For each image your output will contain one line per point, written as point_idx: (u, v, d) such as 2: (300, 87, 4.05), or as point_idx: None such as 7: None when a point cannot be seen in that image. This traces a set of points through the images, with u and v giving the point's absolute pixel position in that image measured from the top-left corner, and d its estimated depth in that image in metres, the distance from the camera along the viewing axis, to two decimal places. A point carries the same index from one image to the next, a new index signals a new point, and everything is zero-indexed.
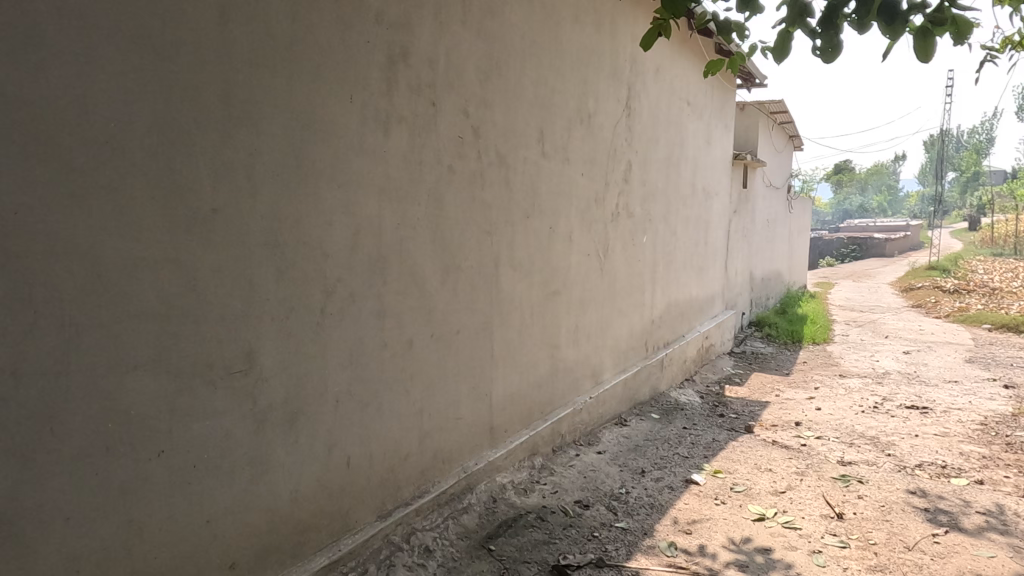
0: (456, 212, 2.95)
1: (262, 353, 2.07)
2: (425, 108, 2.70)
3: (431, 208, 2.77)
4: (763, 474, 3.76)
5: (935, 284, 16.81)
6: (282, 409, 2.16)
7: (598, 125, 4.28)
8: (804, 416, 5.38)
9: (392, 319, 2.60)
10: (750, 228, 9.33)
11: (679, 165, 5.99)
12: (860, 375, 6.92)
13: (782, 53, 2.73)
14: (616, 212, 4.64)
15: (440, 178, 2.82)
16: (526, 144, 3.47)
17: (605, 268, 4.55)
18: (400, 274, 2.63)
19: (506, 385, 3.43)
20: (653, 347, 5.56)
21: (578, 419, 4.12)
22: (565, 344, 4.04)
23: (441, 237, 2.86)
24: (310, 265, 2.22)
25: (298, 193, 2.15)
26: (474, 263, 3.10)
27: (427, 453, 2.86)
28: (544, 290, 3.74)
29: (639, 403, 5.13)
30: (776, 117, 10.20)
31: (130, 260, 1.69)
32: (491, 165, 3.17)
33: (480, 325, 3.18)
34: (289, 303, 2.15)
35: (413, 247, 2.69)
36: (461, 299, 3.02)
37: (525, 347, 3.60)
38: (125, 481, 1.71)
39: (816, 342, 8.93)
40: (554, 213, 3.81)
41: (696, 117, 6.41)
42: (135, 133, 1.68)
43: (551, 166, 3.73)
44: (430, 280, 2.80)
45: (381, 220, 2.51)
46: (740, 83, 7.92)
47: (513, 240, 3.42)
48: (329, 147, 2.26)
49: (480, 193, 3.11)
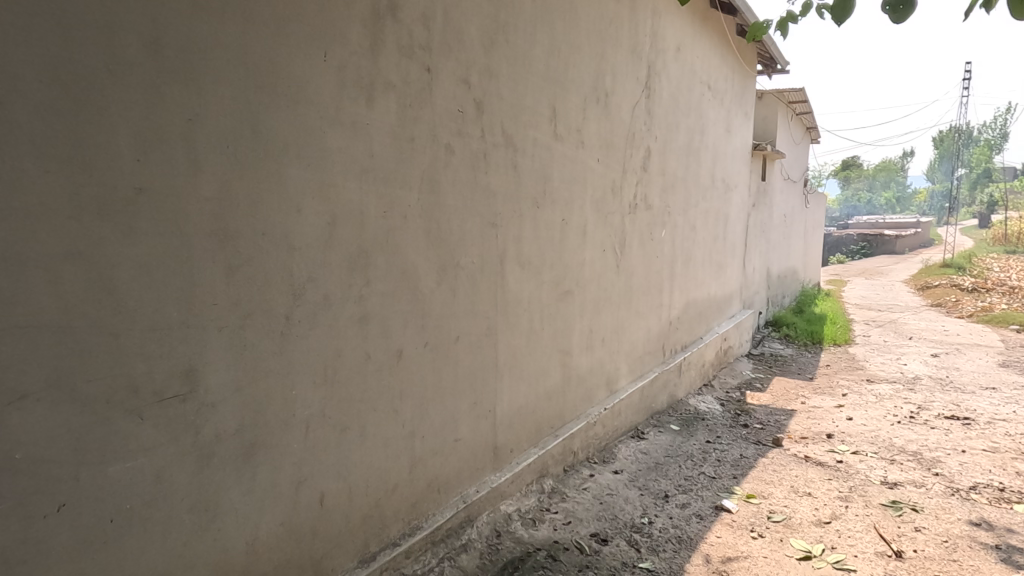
0: (457, 200, 2.52)
1: (208, 371, 1.65)
2: (418, 75, 2.27)
3: (425, 193, 2.34)
4: (802, 499, 3.33)
5: (952, 283, 16.29)
6: (235, 441, 1.73)
7: (616, 106, 3.84)
8: (836, 427, 4.94)
9: (378, 325, 2.18)
10: (767, 223, 8.88)
11: (699, 154, 5.54)
12: (889, 381, 6.47)
13: (843, 13, 2.29)
14: (633, 204, 4.20)
15: (437, 158, 2.39)
16: (537, 124, 3.03)
17: (622, 265, 4.11)
18: (388, 273, 2.20)
19: (512, 398, 3.01)
20: (670, 351, 5.13)
21: (592, 433, 3.69)
22: (577, 350, 3.61)
23: (438, 229, 2.43)
24: (273, 262, 1.79)
25: (258, 173, 1.73)
26: (476, 259, 2.67)
27: (420, 482, 2.43)
28: (555, 289, 3.31)
29: (656, 413, 4.70)
30: (795, 107, 9.73)
31: (14, 253, 1.26)
32: (496, 146, 2.74)
33: (483, 331, 2.75)
34: (245, 308, 1.73)
35: (403, 239, 2.26)
36: (461, 302, 2.59)
37: (533, 355, 3.17)
38: (9, 546, 1.29)
39: (837, 343, 8.46)
40: (568, 203, 3.38)
41: (717, 103, 5.97)
42: (21, 84, 1.25)
43: (564, 149, 3.30)
44: (425, 279, 2.38)
45: (365, 209, 2.09)
46: (761, 69, 7.46)
47: (522, 233, 2.99)
48: (297, 116, 1.83)
49: (484, 178, 2.68)
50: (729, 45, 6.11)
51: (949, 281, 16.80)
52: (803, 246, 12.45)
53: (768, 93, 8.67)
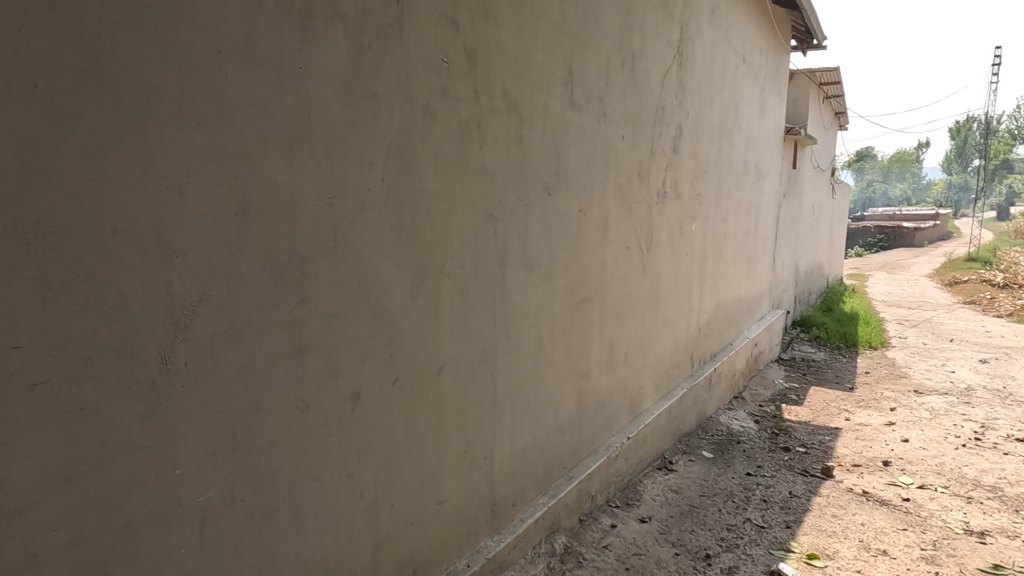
0: (441, 182, 1.86)
1: (11, 457, 1.00)
2: (382, 5, 1.60)
3: (393, 174, 1.68)
4: (877, 562, 2.68)
5: (981, 278, 15.48)
6: (71, 561, 1.09)
7: (644, 73, 3.17)
8: (891, 452, 4.27)
9: (321, 361, 1.53)
10: (796, 214, 8.15)
11: (732, 136, 4.85)
12: (940, 392, 5.78)
13: None
14: (662, 192, 3.53)
15: (410, 124, 1.73)
16: (548, 87, 2.37)
17: (648, 266, 3.45)
18: (335, 284, 1.54)
19: (515, 438, 2.36)
20: (698, 361, 4.46)
21: (613, 470, 3.04)
22: (596, 370, 2.95)
23: (414, 225, 1.77)
24: (136, 276, 1.14)
25: (105, 134, 1.07)
26: (467, 263, 2.01)
27: (389, 567, 1.79)
28: (570, 297, 2.66)
29: (684, 436, 4.05)
30: (826, 90, 9.00)
31: None
32: (494, 112, 2.07)
33: (477, 356, 2.10)
34: (81, 350, 1.07)
35: (361, 237, 1.60)
36: (446, 321, 1.94)
37: (543, 382, 2.51)
38: None
39: (873, 346, 7.75)
40: (587, 191, 2.72)
41: (752, 80, 5.27)
42: None
43: (583, 122, 2.63)
44: (394, 292, 1.72)
45: (299, 194, 1.43)
46: (795, 45, 6.75)
47: (529, 227, 2.33)
48: (179, 47, 1.17)
49: (479, 155, 2.02)
50: (765, 14, 5.40)
51: (976, 276, 15.95)
52: (829, 239, 11.73)
53: (800, 72, 7.92)
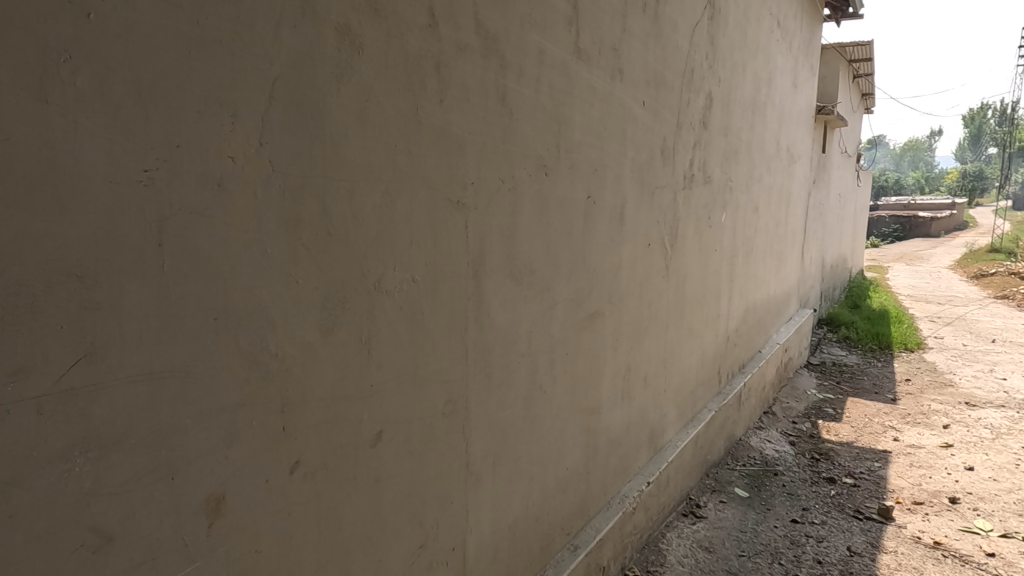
0: (372, 153, 1.20)
1: None
2: None
3: (280, 134, 1.02)
4: None
5: (1009, 270, 14.68)
6: None
7: (670, 21, 2.50)
8: (957, 485, 3.60)
9: (138, 457, 0.87)
10: (824, 203, 7.44)
11: (765, 112, 4.15)
12: (995, 405, 5.09)
13: None
14: (689, 174, 2.86)
15: (313, 55, 1.07)
16: (547, 25, 1.70)
17: (672, 266, 2.79)
18: (163, 320, 0.88)
19: (499, 511, 1.70)
20: (725, 377, 3.79)
21: (629, 527, 2.40)
22: (609, 404, 2.30)
23: (326, 218, 1.12)
24: None
25: None
26: (421, 275, 1.35)
27: None
28: (575, 312, 2.00)
29: (711, 468, 3.39)
30: (855, 68, 8.27)
31: None
32: (464, 54, 1.42)
33: (439, 410, 1.45)
34: None
35: (219, 241, 0.95)
36: (385, 363, 1.28)
37: (538, 429, 1.86)
38: None
39: (909, 348, 7.04)
40: (598, 172, 2.05)
41: (786, 49, 4.57)
42: None
43: (594, 78, 1.98)
44: (286, 327, 1.07)
45: (73, 161, 0.77)
46: (828, 13, 6.05)
47: (517, 220, 1.66)
48: None
49: (438, 115, 1.36)
50: None
51: (1004, 268, 15.14)
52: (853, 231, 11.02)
53: (830, 46, 7.20)
